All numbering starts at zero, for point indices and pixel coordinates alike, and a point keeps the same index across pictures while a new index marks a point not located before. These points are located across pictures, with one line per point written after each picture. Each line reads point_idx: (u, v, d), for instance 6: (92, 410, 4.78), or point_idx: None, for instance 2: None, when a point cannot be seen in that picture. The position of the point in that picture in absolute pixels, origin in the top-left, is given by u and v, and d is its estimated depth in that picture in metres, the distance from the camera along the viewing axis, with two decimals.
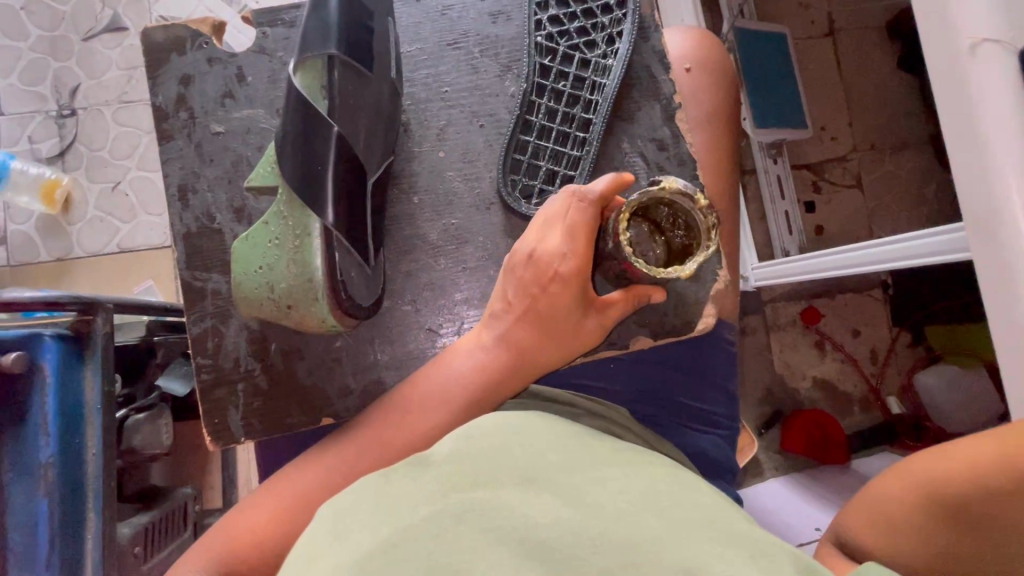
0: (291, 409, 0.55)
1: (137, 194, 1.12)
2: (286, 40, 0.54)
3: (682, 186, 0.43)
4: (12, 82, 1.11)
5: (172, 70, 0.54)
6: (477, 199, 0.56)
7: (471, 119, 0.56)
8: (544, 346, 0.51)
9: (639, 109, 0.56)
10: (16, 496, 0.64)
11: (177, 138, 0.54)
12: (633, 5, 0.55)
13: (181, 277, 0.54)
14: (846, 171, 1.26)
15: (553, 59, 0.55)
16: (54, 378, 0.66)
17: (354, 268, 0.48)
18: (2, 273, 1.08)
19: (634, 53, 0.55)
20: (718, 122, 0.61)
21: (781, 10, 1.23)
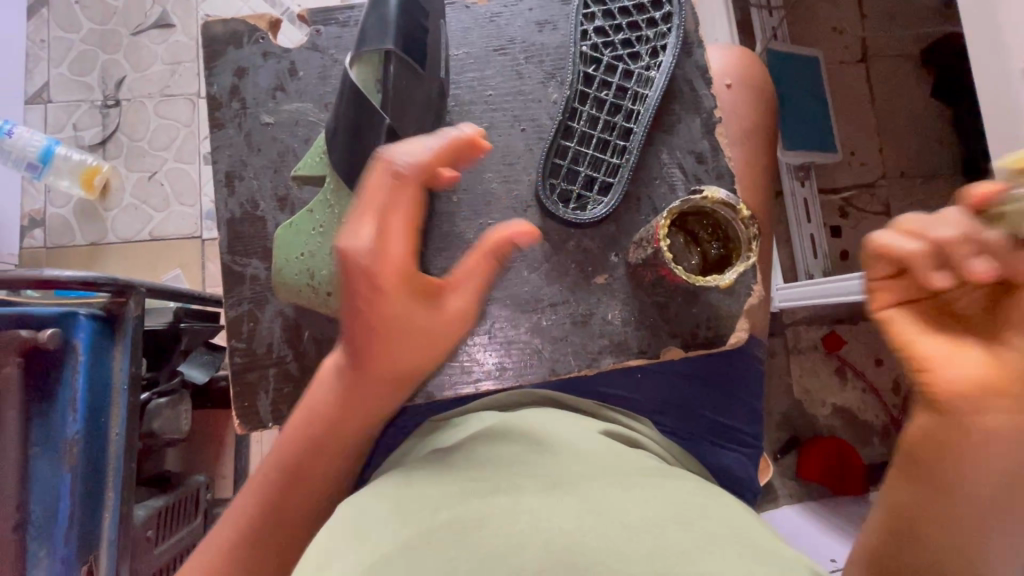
0: None
1: (172, 185, 1.15)
2: (339, 39, 0.56)
3: (725, 197, 0.45)
4: (62, 71, 1.16)
5: (228, 62, 0.56)
6: (515, 201, 0.56)
7: (513, 123, 0.57)
8: (388, 354, 0.42)
9: (680, 121, 0.57)
10: (38, 470, 0.65)
11: (228, 127, 0.55)
12: (679, 20, 0.56)
13: (222, 261, 0.56)
14: (875, 198, 1.24)
15: (597, 68, 0.55)
16: (86, 357, 0.67)
17: None
18: (38, 254, 1.11)
19: (677, 66, 0.56)
20: (754, 139, 0.61)
21: (815, 34, 1.23)
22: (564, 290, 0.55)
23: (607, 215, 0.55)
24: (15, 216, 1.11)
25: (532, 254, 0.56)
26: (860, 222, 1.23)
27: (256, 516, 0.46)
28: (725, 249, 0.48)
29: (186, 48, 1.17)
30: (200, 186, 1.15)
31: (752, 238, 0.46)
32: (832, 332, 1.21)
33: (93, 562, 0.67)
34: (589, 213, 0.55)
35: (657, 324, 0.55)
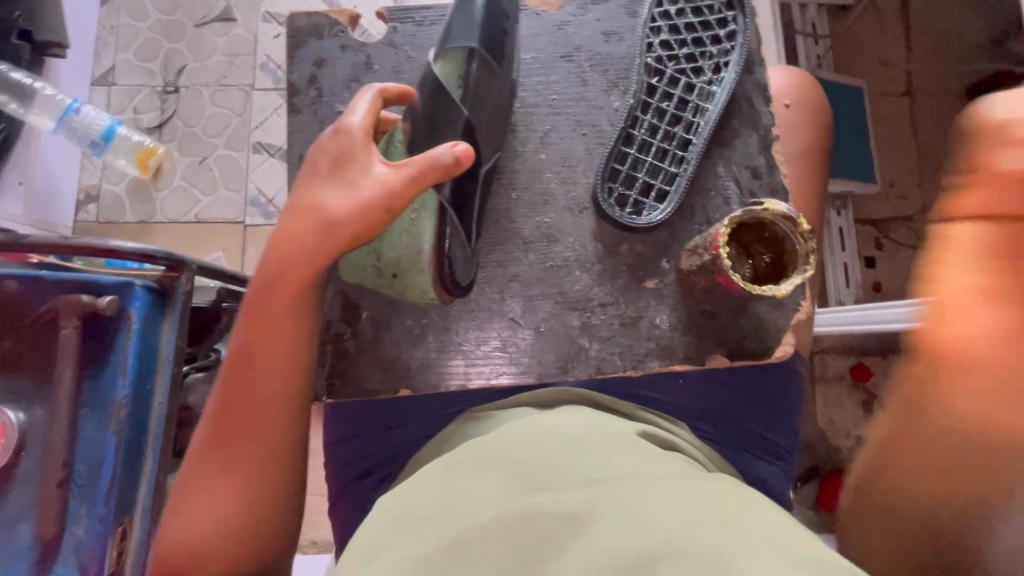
0: (373, 375, 0.59)
1: (221, 170, 1.19)
2: (414, 37, 0.59)
3: (785, 210, 0.47)
4: (127, 57, 1.21)
5: (310, 52, 0.58)
6: (571, 203, 0.59)
7: (575, 128, 0.60)
8: (308, 231, 0.47)
9: (737, 137, 0.59)
10: (86, 429, 0.68)
11: (304, 114, 0.58)
12: (742, 40, 0.58)
13: None
14: (913, 232, 1.23)
15: (660, 79, 0.58)
16: (138, 325, 0.70)
17: (459, 246, 0.53)
18: (89, 228, 1.16)
19: (737, 84, 0.58)
20: (807, 160, 0.62)
21: (858, 66, 1.25)
22: (614, 291, 0.59)
23: (665, 221, 0.57)
24: (73, 190, 1.16)
25: (587, 255, 0.59)
26: (895, 254, 1.22)
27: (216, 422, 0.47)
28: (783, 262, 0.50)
29: (245, 42, 1.22)
30: (247, 173, 1.19)
31: (810, 251, 0.48)
32: (860, 363, 1.19)
33: (128, 524, 0.68)
34: (645, 217, 0.57)
35: (703, 331, 0.59)
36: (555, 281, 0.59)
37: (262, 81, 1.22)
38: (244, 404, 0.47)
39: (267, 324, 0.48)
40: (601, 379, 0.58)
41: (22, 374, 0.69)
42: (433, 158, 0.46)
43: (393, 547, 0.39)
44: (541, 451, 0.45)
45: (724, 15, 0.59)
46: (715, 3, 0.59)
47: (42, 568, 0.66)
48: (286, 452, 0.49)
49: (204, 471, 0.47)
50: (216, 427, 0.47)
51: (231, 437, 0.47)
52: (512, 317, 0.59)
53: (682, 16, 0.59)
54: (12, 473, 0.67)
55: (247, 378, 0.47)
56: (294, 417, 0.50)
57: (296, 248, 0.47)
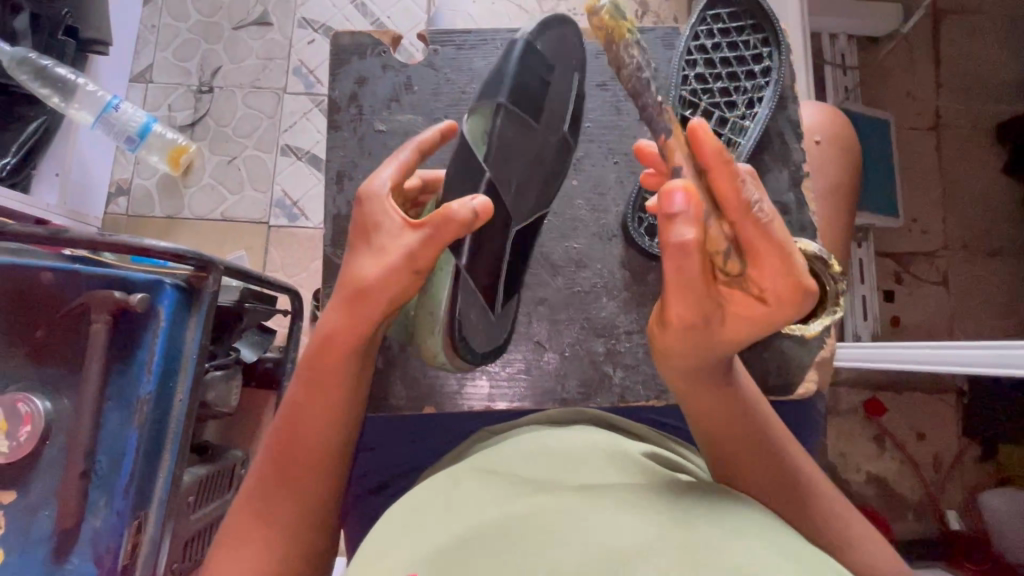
0: (398, 389, 0.63)
1: (249, 170, 1.21)
2: (453, 59, 0.64)
3: (818, 253, 0.53)
4: (166, 56, 1.25)
5: (352, 71, 0.63)
6: (601, 229, 0.65)
7: (608, 155, 0.66)
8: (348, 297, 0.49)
9: (769, 171, 0.62)
10: (109, 422, 0.70)
11: (344, 130, 0.63)
12: (777, 75, 0.61)
13: (325, 253, 0.62)
14: (934, 268, 1.22)
15: (694, 112, 0.59)
16: (166, 321, 0.71)
17: (472, 310, 0.54)
18: (119, 220, 1.19)
19: (771, 118, 0.61)
20: (837, 199, 0.67)
21: (886, 98, 1.24)
22: (640, 321, 0.64)
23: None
24: (105, 183, 1.19)
25: (614, 281, 0.64)
26: (915, 290, 1.21)
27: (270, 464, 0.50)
28: (807, 300, 0.55)
29: (280, 46, 1.25)
30: (275, 175, 1.21)
31: (838, 292, 0.54)
32: (873, 398, 1.18)
33: (142, 519, 0.70)
34: None
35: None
36: (581, 306, 0.64)
37: (294, 85, 1.24)
38: (288, 461, 0.50)
39: (319, 381, 0.51)
40: (621, 406, 0.62)
41: (52, 363, 0.71)
42: (450, 215, 0.45)
43: (410, 540, 0.41)
44: (554, 463, 0.48)
45: (760, 51, 0.61)
46: (751, 40, 0.62)
47: (58, 557, 0.68)
48: (321, 508, 0.50)
49: (243, 527, 0.48)
50: (268, 473, 0.50)
51: (276, 492, 0.49)
52: (538, 341, 0.63)
53: (718, 50, 0.61)
54: (36, 460, 0.69)
55: (298, 428, 0.50)
56: (338, 466, 0.52)
57: (339, 314, 0.49)
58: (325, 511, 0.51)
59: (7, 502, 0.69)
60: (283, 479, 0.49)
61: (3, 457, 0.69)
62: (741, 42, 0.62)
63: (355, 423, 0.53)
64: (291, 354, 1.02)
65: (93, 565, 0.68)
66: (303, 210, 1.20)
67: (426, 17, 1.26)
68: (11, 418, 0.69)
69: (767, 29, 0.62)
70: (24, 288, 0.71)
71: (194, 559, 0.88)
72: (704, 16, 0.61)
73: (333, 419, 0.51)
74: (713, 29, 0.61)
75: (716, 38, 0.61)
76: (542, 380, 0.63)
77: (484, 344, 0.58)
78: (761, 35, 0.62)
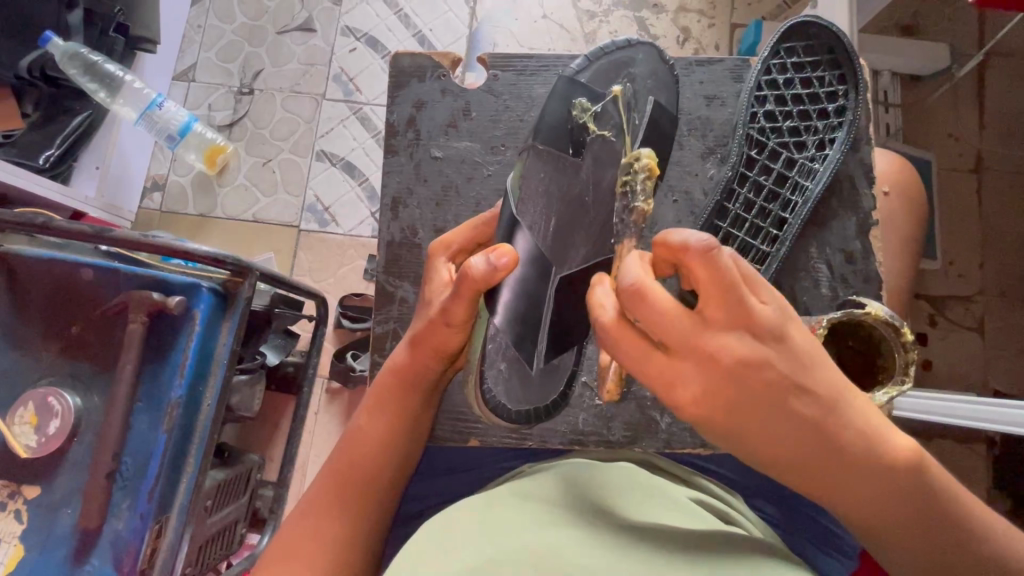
0: (444, 424, 0.65)
1: (283, 174, 1.22)
2: (512, 85, 0.68)
3: (887, 316, 0.54)
4: (209, 56, 1.26)
5: (411, 93, 0.69)
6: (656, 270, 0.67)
7: (668, 193, 0.68)
8: (411, 344, 0.55)
9: (837, 219, 0.66)
10: (138, 426, 0.70)
11: (401, 154, 0.69)
12: (851, 116, 0.65)
13: (378, 277, 0.67)
14: (968, 313, 1.18)
15: (760, 152, 0.65)
16: (201, 326, 0.71)
17: (501, 361, 0.55)
18: (152, 217, 1.20)
19: (842, 160, 0.65)
20: (900, 252, 0.69)
21: (928, 137, 1.22)
22: None
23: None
24: (141, 177, 1.20)
25: None
26: (947, 335, 1.17)
27: (331, 482, 0.54)
28: (874, 366, 0.56)
29: (323, 52, 1.26)
30: (309, 180, 1.22)
31: (909, 363, 0.54)
32: None
33: (163, 522, 0.69)
34: None
35: None
36: None
37: (333, 92, 1.25)
38: (342, 481, 0.54)
39: (382, 409, 0.56)
40: (668, 451, 0.65)
41: (86, 360, 0.71)
42: (469, 270, 0.46)
43: (437, 554, 0.40)
44: (597, 498, 0.47)
45: (835, 88, 0.66)
46: (827, 76, 0.66)
47: (78, 559, 0.68)
48: (366, 531, 0.53)
49: (292, 543, 0.51)
50: (326, 492, 0.54)
51: (329, 508, 0.53)
52: (585, 381, 0.66)
53: (791, 86, 0.66)
54: (62, 457, 0.69)
55: (360, 453, 0.55)
56: (387, 487, 0.56)
57: (403, 355, 0.56)
58: (369, 538, 0.54)
59: (30, 497, 0.69)
60: (338, 499, 0.54)
61: (29, 453, 0.68)
62: (816, 77, 0.66)
63: (408, 451, 0.58)
64: (313, 360, 1.01)
65: (112, 570, 0.68)
66: (334, 216, 1.20)
67: (466, 32, 1.26)
68: (42, 413, 0.69)
69: (846, 68, 0.66)
70: (62, 283, 0.72)
71: (204, 565, 0.87)
72: (779, 49, 0.66)
73: (390, 447, 0.56)
74: (787, 63, 0.66)
75: (789, 72, 0.66)
76: (590, 423, 0.66)
77: (515, 399, 0.57)
78: (838, 72, 0.66)
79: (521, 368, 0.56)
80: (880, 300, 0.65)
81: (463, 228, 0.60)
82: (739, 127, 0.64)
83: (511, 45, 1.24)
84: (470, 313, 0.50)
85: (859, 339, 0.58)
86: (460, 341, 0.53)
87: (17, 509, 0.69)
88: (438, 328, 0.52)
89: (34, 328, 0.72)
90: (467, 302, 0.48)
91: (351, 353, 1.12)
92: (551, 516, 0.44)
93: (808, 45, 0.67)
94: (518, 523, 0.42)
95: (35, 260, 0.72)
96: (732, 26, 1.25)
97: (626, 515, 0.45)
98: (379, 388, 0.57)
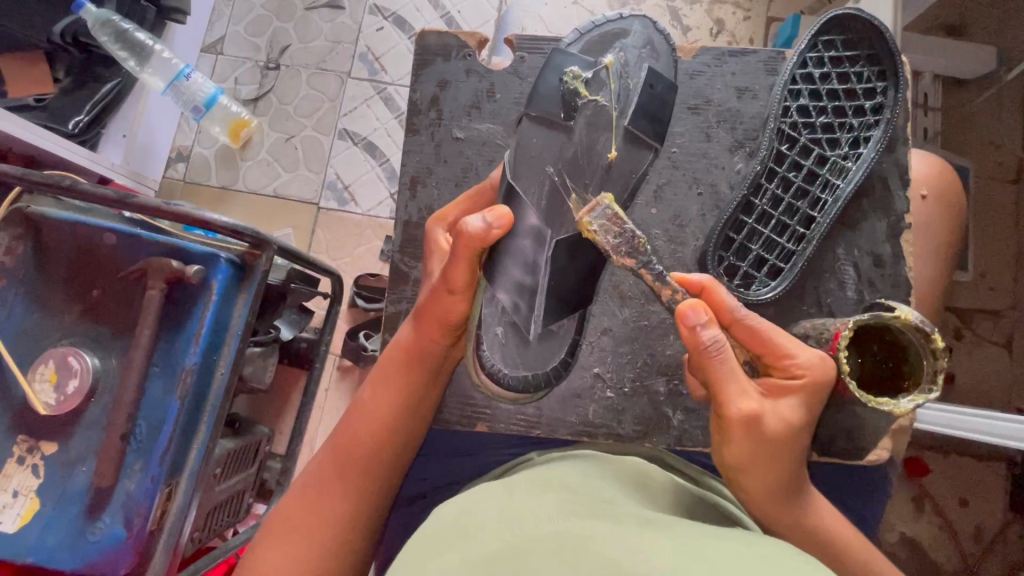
0: (451, 407, 0.65)
1: (305, 151, 1.22)
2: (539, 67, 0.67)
3: (918, 321, 0.50)
4: (238, 29, 1.26)
5: (435, 72, 0.68)
6: (676, 262, 0.66)
7: (692, 184, 0.66)
8: (414, 316, 0.56)
9: (868, 220, 0.64)
10: (152, 391, 0.71)
11: (422, 133, 0.68)
12: (889, 114, 0.63)
13: (394, 256, 0.67)
14: (997, 328, 1.14)
15: (790, 147, 0.63)
16: (217, 297, 0.72)
17: (498, 324, 0.59)
18: (175, 187, 1.21)
19: (876, 159, 0.63)
20: (934, 257, 0.67)
21: (967, 143, 1.17)
22: None
23: (770, 299, 0.62)
24: (165, 148, 1.21)
25: None
26: (973, 349, 1.13)
27: (335, 456, 0.55)
28: (900, 372, 0.53)
29: (349, 30, 1.25)
30: (330, 158, 1.22)
31: (938, 369, 0.50)
32: (917, 457, 1.07)
33: (173, 487, 0.71)
34: (754, 292, 0.62)
35: None
36: (646, 340, 0.65)
37: (358, 71, 1.24)
38: (347, 454, 0.54)
39: (385, 383, 0.56)
40: (677, 448, 0.64)
41: (105, 323, 0.72)
42: (465, 229, 0.47)
43: (456, 546, 0.42)
44: (605, 491, 0.47)
45: (874, 85, 0.63)
46: (866, 73, 0.63)
47: (90, 516, 0.69)
48: (368, 505, 0.54)
49: (294, 515, 0.52)
50: (329, 467, 0.54)
51: (333, 482, 0.53)
52: (597, 371, 0.65)
53: (826, 81, 0.63)
54: (80, 417, 0.71)
55: (364, 430, 0.55)
56: (392, 466, 0.56)
57: (408, 331, 0.56)
58: (371, 515, 0.54)
59: (47, 453, 0.70)
60: (340, 473, 0.54)
61: (48, 410, 0.70)
62: (854, 73, 0.63)
63: (413, 432, 0.58)
64: (326, 338, 1.01)
65: (123, 529, 0.69)
66: (353, 196, 1.21)
67: (495, 15, 1.23)
68: (61, 373, 0.70)
69: (886, 64, 0.63)
70: (84, 247, 0.73)
71: (210, 531, 0.89)
72: (817, 42, 0.63)
73: (393, 425, 0.56)
74: (824, 57, 0.63)
75: (826, 67, 0.63)
76: (600, 413, 0.65)
77: (512, 362, 0.60)
78: (877, 68, 0.63)
79: (517, 330, 0.59)
80: (907, 305, 0.63)
81: (458, 201, 0.62)
82: (770, 121, 0.62)
83: (540, 31, 1.21)
84: (472, 278, 0.51)
85: (882, 342, 0.55)
86: (464, 310, 0.53)
87: (34, 464, 0.71)
88: (439, 296, 0.53)
89: (56, 290, 0.73)
90: (465, 266, 0.50)
91: (364, 333, 1.12)
92: (569, 510, 0.44)
93: (847, 39, 0.64)
94: (529, 518, 0.43)
95: (59, 222, 0.73)
96: (768, 20, 1.21)
97: (639, 512, 0.45)
98: (384, 363, 0.57)
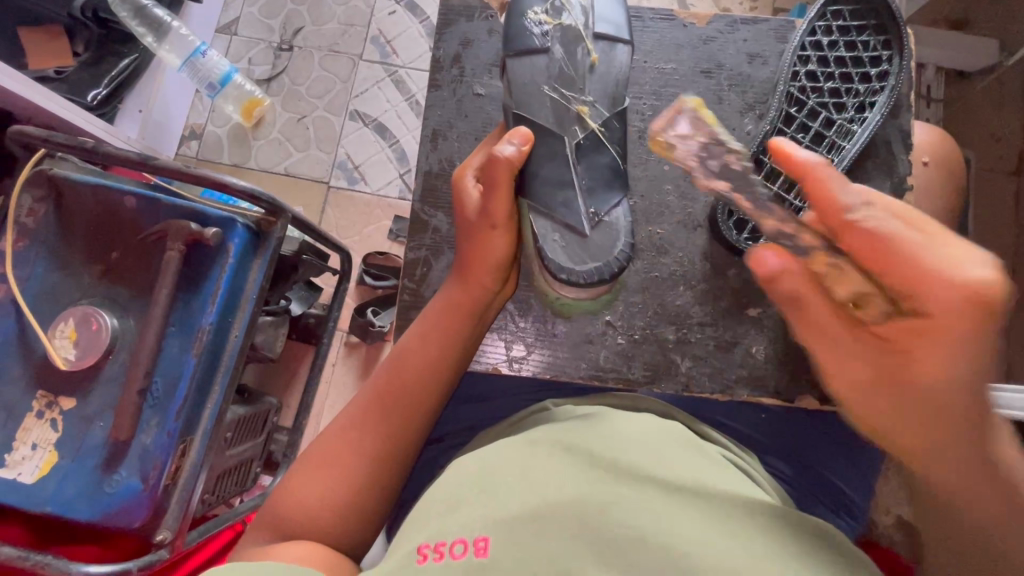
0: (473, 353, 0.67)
1: (317, 130, 1.24)
2: None
3: None
4: (254, 11, 1.28)
5: (458, 31, 0.70)
6: (687, 218, 0.68)
7: None
8: (462, 259, 0.61)
9: (872, 180, 0.66)
10: (170, 347, 0.73)
11: (443, 89, 0.70)
12: (894, 81, 0.64)
13: (413, 207, 0.69)
14: None
15: (799, 110, 0.65)
16: (234, 260, 0.73)
17: (554, 230, 0.60)
18: (189, 160, 1.23)
19: (881, 124, 0.64)
20: (935, 222, 0.69)
21: (967, 135, 1.18)
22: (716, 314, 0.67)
23: None
24: (180, 123, 1.23)
25: (692, 271, 0.67)
26: None
27: (371, 407, 0.56)
28: None
29: (364, 13, 1.27)
30: (341, 137, 1.24)
31: None
32: None
33: (187, 444, 0.73)
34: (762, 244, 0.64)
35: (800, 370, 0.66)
36: (657, 292, 0.67)
37: (372, 52, 1.26)
38: (379, 404, 0.56)
39: (429, 336, 0.58)
40: (687, 395, 0.66)
41: (126, 280, 0.74)
42: (501, 157, 0.56)
43: (474, 503, 0.43)
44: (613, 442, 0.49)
45: (879, 54, 0.65)
46: (872, 41, 0.65)
47: (107, 468, 0.71)
48: (401, 455, 0.55)
49: (322, 453, 0.54)
50: (363, 412, 0.56)
51: (363, 427, 0.55)
52: (609, 320, 0.67)
53: (834, 48, 0.65)
54: (99, 370, 0.72)
55: (409, 379, 0.57)
56: (426, 421, 0.57)
57: (457, 289, 0.60)
58: (403, 465, 0.56)
59: (67, 407, 0.72)
60: (377, 423, 0.55)
61: (67, 365, 0.71)
62: (861, 42, 0.65)
63: (447, 391, 0.58)
64: (337, 311, 1.03)
65: (138, 481, 0.71)
66: (364, 174, 1.23)
67: None
68: (81, 328, 0.72)
69: (891, 34, 0.66)
70: (108, 206, 0.75)
71: (220, 495, 0.90)
72: (825, 12, 0.66)
73: (430, 379, 0.57)
74: (833, 26, 0.66)
75: (834, 35, 0.65)
76: (611, 361, 0.67)
77: (576, 259, 0.60)
78: (883, 37, 0.66)
79: (573, 231, 0.60)
80: None
81: (477, 151, 0.64)
82: (780, 85, 0.65)
83: None
84: (510, 209, 0.59)
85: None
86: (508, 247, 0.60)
87: (54, 417, 0.72)
88: (487, 232, 0.59)
89: (80, 247, 0.75)
90: (504, 195, 0.58)
91: (372, 308, 1.14)
92: (582, 472, 0.45)
93: (855, 10, 0.66)
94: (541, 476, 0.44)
95: (82, 180, 0.75)
96: (777, 10, 1.23)
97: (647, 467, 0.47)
98: (428, 310, 0.60)
